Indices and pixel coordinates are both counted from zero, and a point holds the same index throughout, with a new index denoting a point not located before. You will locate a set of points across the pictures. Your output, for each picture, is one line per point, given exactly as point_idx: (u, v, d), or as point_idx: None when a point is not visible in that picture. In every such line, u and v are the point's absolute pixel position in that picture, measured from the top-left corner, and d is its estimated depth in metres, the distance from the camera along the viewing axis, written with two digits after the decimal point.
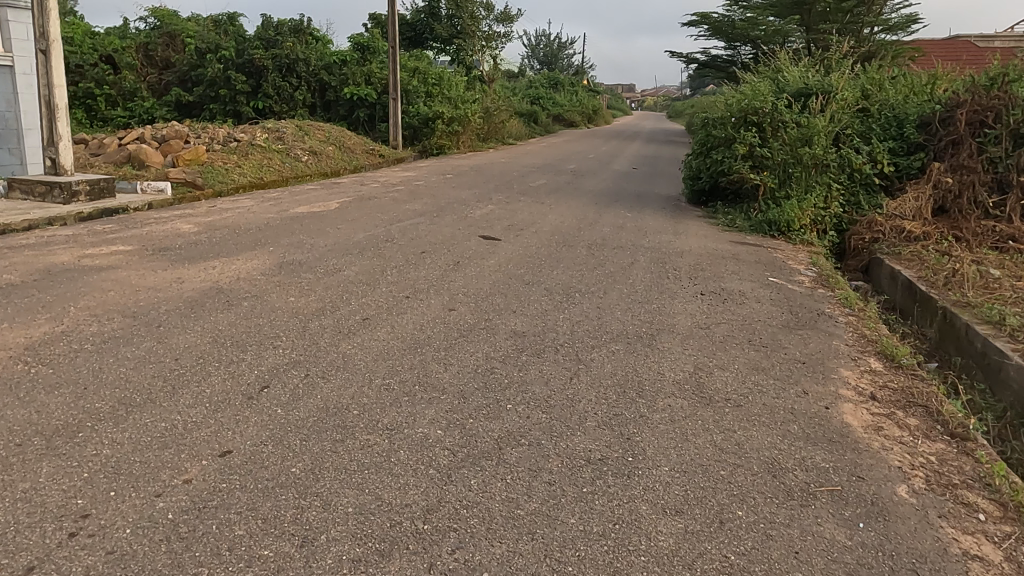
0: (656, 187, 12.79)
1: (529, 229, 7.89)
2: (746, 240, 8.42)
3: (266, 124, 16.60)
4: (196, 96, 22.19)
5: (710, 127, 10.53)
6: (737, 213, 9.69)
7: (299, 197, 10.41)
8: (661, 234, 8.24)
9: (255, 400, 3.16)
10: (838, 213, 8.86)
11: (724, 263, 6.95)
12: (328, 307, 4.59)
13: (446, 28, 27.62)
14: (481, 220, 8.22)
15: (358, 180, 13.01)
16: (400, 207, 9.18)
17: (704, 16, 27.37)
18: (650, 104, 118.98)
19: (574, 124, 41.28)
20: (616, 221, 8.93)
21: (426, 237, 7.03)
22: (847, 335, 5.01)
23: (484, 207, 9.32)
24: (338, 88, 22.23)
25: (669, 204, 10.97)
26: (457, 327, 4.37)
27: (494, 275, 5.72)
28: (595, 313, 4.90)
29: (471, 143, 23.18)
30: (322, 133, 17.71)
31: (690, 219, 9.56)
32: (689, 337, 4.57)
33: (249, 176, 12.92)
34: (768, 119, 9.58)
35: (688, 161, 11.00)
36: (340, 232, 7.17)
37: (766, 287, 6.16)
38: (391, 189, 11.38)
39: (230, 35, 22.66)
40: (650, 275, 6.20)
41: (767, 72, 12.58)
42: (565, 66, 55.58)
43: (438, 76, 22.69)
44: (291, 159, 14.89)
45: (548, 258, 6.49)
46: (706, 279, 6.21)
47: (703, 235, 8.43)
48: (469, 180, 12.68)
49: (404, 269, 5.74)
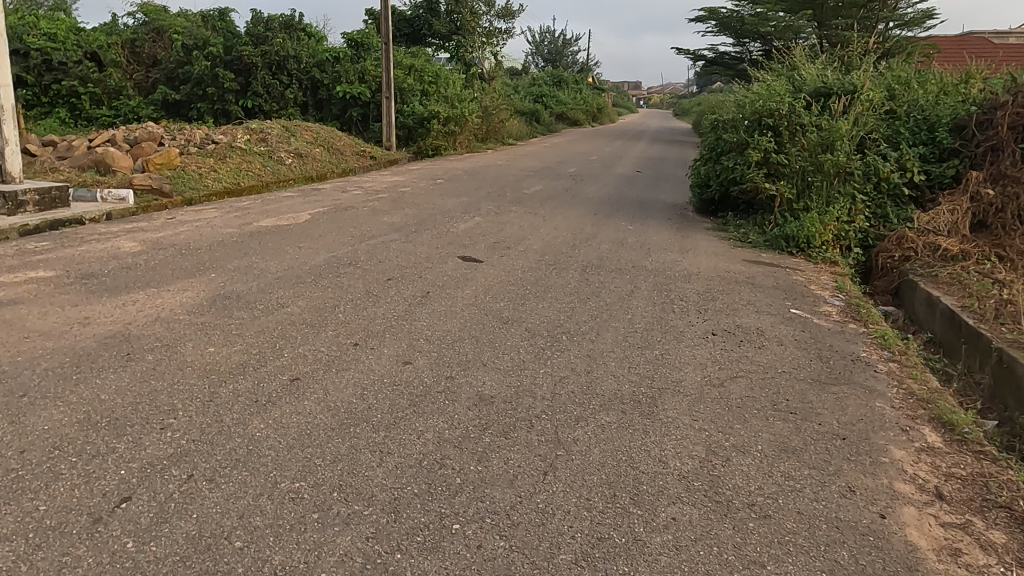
0: (661, 194, 11.87)
1: (517, 247, 7.02)
2: (761, 258, 7.54)
3: (249, 125, 15.76)
4: (184, 95, 21.40)
5: (721, 129, 9.62)
6: (750, 225, 8.80)
7: (272, 207, 9.58)
8: (665, 252, 7.35)
9: (102, 524, 2.31)
10: (863, 227, 7.95)
11: (737, 291, 6.06)
12: (252, 361, 3.74)
13: (445, 24, 26.76)
14: (463, 236, 7.36)
15: (342, 185, 12.16)
16: (378, 220, 8.34)
17: (711, 12, 26.45)
18: (656, 100, 117.93)
19: (578, 123, 40.40)
20: (615, 236, 8.06)
21: (396, 260, 6.18)
22: (891, 391, 4.10)
23: (470, 218, 8.48)
24: (331, 86, 21.44)
25: (675, 214, 10.06)
26: (409, 390, 3.51)
27: (468, 311, 4.87)
28: (583, 366, 4.03)
29: (469, 144, 22.31)
30: (310, 134, 16.86)
31: (698, 233, 8.66)
32: (698, 401, 3.69)
33: (225, 183, 12.08)
34: (784, 122, 8.68)
35: (696, 166, 10.10)
36: (301, 253, 6.35)
37: (788, 323, 5.26)
38: (375, 196, 10.53)
39: (218, 30, 21.82)
40: (652, 307, 5.33)
41: (782, 70, 11.64)
42: (571, 63, 54.67)
43: (434, 73, 21.82)
44: (273, 163, 14.05)
45: (533, 285, 5.63)
46: (718, 313, 5.33)
47: (713, 253, 7.54)
48: (460, 186, 11.79)
49: (361, 304, 4.89)
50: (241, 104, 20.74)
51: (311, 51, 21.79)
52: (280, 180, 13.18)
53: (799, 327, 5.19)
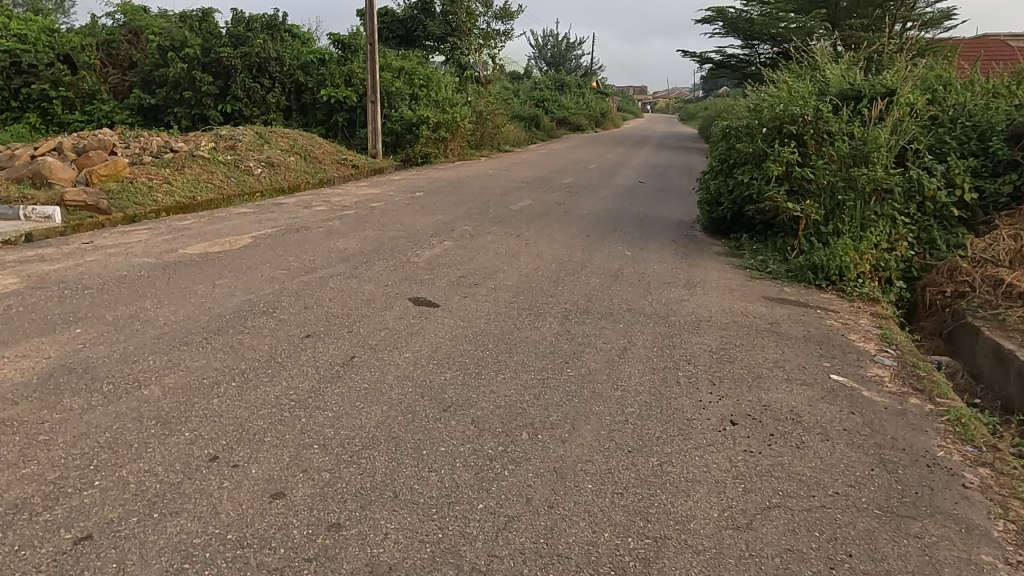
0: (665, 210, 10.55)
1: (487, 284, 5.76)
2: (784, 295, 6.24)
3: (218, 132, 14.55)
4: (161, 99, 20.21)
5: (734, 138, 8.33)
6: (768, 251, 7.49)
7: (217, 227, 8.34)
8: (668, 289, 6.07)
9: None
10: (906, 255, 6.63)
11: (759, 346, 4.76)
12: (37, 497, 2.47)
13: (439, 25, 25.53)
14: (424, 269, 6.10)
15: (309, 199, 10.89)
16: (331, 245, 7.08)
17: (719, 11, 25.14)
18: (663, 104, 116.61)
19: (580, 128, 39.15)
20: (609, 266, 6.77)
21: (328, 304, 4.91)
22: (998, 529, 2.79)
23: (440, 243, 7.23)
24: (316, 89, 20.41)
25: (680, 235, 8.77)
26: (256, 561, 2.23)
27: (397, 389, 3.59)
28: (542, 493, 2.74)
29: (462, 151, 21.07)
30: (285, 142, 15.65)
31: (708, 261, 7.36)
32: (717, 566, 2.39)
33: (177, 197, 10.85)
34: (809, 129, 7.38)
35: (704, 179, 8.82)
36: (213, 295, 5.09)
37: (831, 400, 3.96)
38: (340, 213, 9.29)
39: (197, 31, 20.66)
40: (649, 376, 4.05)
41: (802, 69, 10.31)
42: (575, 67, 53.45)
43: (425, 76, 20.59)
44: (238, 174, 12.82)
45: (496, 344, 4.35)
46: (737, 384, 4.03)
47: (726, 289, 6.25)
48: (440, 201, 10.52)
49: (254, 378, 3.61)
50: (220, 109, 19.53)
51: (295, 53, 20.63)
52: (242, 195, 11.96)
53: (845, 406, 3.89)
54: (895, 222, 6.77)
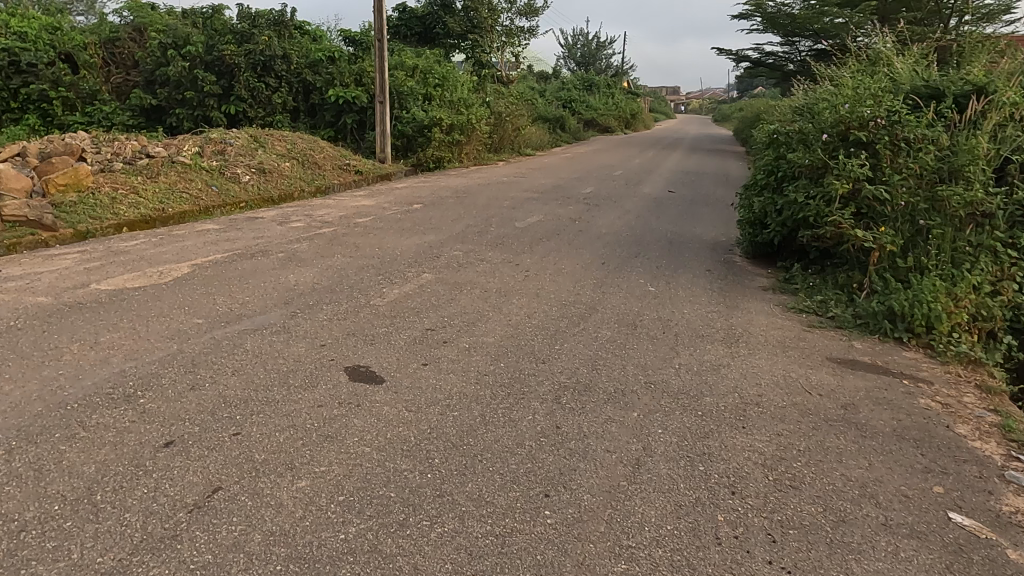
0: (699, 229, 9.04)
1: (459, 341, 4.37)
2: (855, 356, 4.75)
3: (207, 134, 13.41)
4: (163, 99, 19.17)
5: (785, 146, 6.82)
6: (828, 287, 5.99)
7: (167, 247, 7.11)
8: (701, 347, 4.63)
9: None
10: (1015, 299, 5.09)
11: (835, 455, 3.29)
12: None
13: (459, 22, 24.22)
14: (384, 316, 4.74)
15: (290, 212, 9.62)
16: (282, 277, 5.77)
17: (758, 5, 23.39)
18: (696, 104, 114.15)
19: (609, 130, 37.59)
20: (625, 310, 5.33)
21: (227, 379, 3.57)
22: None
23: (419, 275, 5.87)
24: (324, 89, 19.24)
25: (716, 262, 7.30)
26: None
27: (255, 567, 2.20)
28: None
29: (478, 154, 19.72)
30: (283, 146, 14.44)
31: (752, 302, 5.88)
32: None
33: (144, 210, 9.66)
34: (883, 134, 5.84)
35: (748, 194, 7.34)
36: (84, 360, 3.79)
37: (963, 573, 2.48)
38: (316, 232, 7.99)
39: (201, 27, 19.59)
40: (671, 523, 2.62)
41: (862, 62, 8.74)
42: (605, 67, 51.85)
43: (441, 75, 19.28)
44: (221, 182, 11.63)
45: (446, 458, 2.96)
46: (812, 544, 2.57)
47: (778, 347, 4.78)
48: (436, 216, 9.16)
49: (35, 540, 2.27)
50: (223, 110, 18.43)
51: (303, 51, 19.48)
52: (222, 206, 10.77)
53: None
54: (998, 256, 5.23)
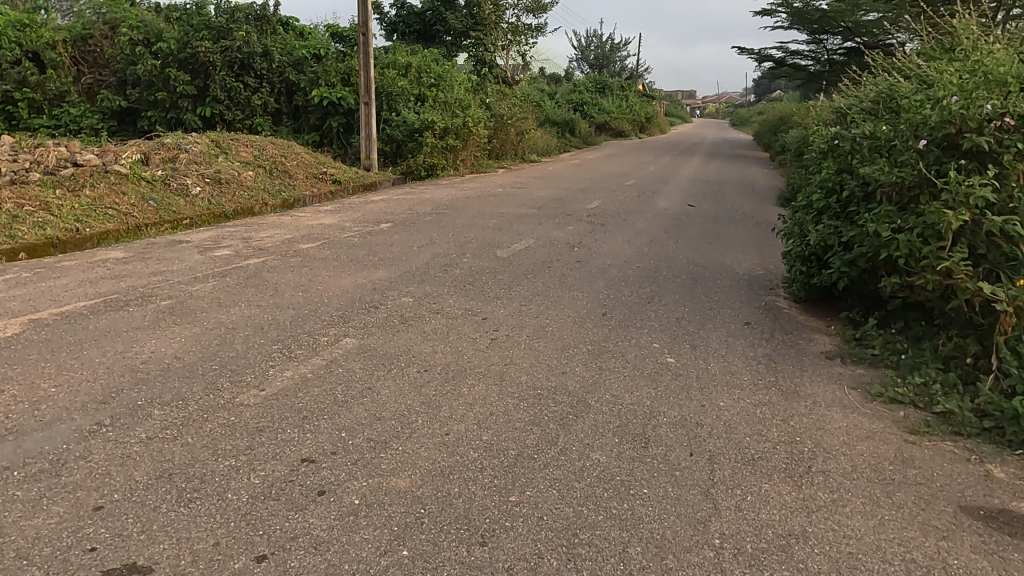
0: (727, 259, 7.22)
1: (346, 488, 2.61)
2: (1003, 501, 2.90)
3: (160, 140, 11.79)
4: (135, 100, 17.57)
5: (857, 157, 4.98)
6: (925, 359, 4.15)
7: (29, 288, 5.38)
8: (754, 489, 2.83)
9: None
10: None
11: None
12: None
13: (460, 19, 22.50)
14: (240, 432, 2.96)
15: (227, 234, 7.90)
16: (142, 344, 4.02)
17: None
18: (713, 108, 112.01)
19: (622, 134, 35.77)
20: (630, 405, 3.53)
21: None
22: None
23: (336, 341, 4.10)
24: (309, 89, 17.57)
25: (757, 309, 5.49)
26: None
27: None
28: None
29: (477, 161, 17.98)
30: (249, 152, 12.75)
31: (818, 384, 4.04)
32: None
33: (51, 229, 7.99)
34: (1009, 140, 3.97)
35: (800, 219, 5.51)
36: None
37: None
38: (239, 264, 6.25)
39: (177, 22, 17.97)
40: None
41: (936, 48, 6.88)
42: (619, 69, 50.05)
43: (437, 74, 17.60)
44: (163, 196, 9.94)
45: None
46: None
47: (876, 485, 2.95)
48: (401, 240, 7.40)
49: None
50: (198, 112, 16.82)
51: (286, 48, 17.81)
52: (158, 224, 9.07)
53: None
54: None
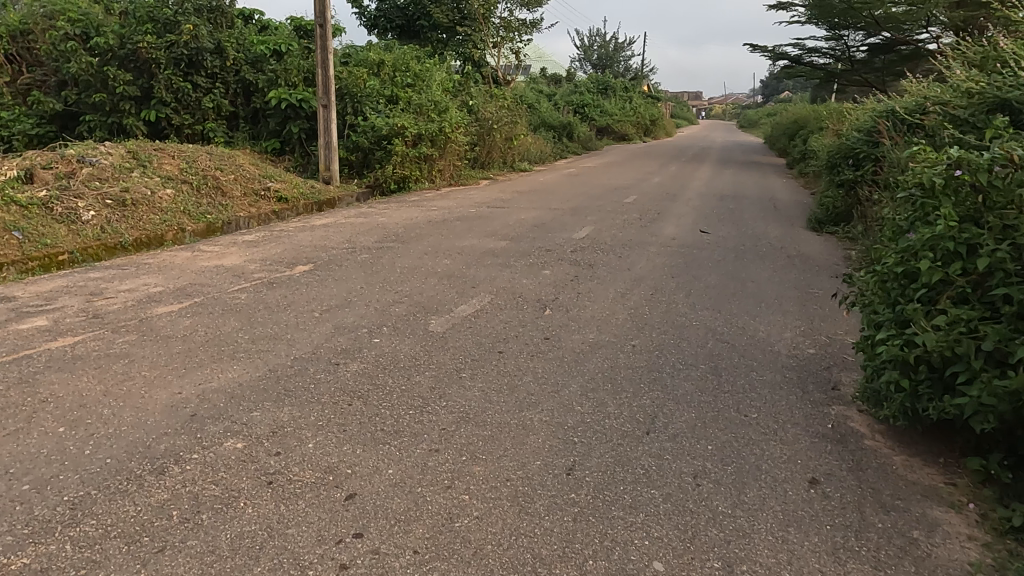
0: (760, 325, 5.11)
1: None
2: None
3: (62, 152, 9.77)
4: (73, 103, 15.47)
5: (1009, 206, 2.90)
6: None
7: None
8: None
9: None
10: None
11: None
12: None
13: (445, 12, 20.42)
14: None
15: (79, 285, 5.80)
16: None
17: None
18: (720, 110, 109.56)
19: (627, 137, 33.61)
20: None
21: None
22: None
23: None
24: (267, 90, 15.47)
25: (821, 442, 3.38)
26: None
27: None
28: None
29: (458, 172, 15.91)
30: (175, 164, 10.66)
31: None
32: None
33: None
34: None
35: (896, 297, 3.40)
36: None
37: None
38: (36, 351, 4.15)
39: (123, 15, 15.94)
40: None
41: None
42: (623, 70, 47.83)
43: (414, 72, 15.54)
44: (38, 224, 7.90)
45: None
46: None
47: None
48: (306, 300, 5.30)
49: None
50: (141, 116, 14.75)
51: (243, 43, 15.74)
52: (16, 264, 7.02)
53: None
54: None
